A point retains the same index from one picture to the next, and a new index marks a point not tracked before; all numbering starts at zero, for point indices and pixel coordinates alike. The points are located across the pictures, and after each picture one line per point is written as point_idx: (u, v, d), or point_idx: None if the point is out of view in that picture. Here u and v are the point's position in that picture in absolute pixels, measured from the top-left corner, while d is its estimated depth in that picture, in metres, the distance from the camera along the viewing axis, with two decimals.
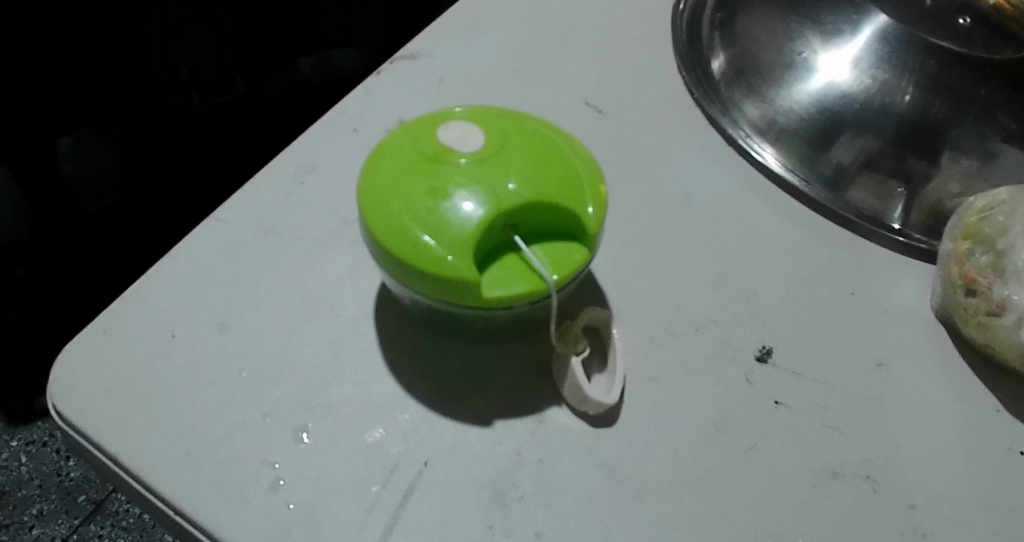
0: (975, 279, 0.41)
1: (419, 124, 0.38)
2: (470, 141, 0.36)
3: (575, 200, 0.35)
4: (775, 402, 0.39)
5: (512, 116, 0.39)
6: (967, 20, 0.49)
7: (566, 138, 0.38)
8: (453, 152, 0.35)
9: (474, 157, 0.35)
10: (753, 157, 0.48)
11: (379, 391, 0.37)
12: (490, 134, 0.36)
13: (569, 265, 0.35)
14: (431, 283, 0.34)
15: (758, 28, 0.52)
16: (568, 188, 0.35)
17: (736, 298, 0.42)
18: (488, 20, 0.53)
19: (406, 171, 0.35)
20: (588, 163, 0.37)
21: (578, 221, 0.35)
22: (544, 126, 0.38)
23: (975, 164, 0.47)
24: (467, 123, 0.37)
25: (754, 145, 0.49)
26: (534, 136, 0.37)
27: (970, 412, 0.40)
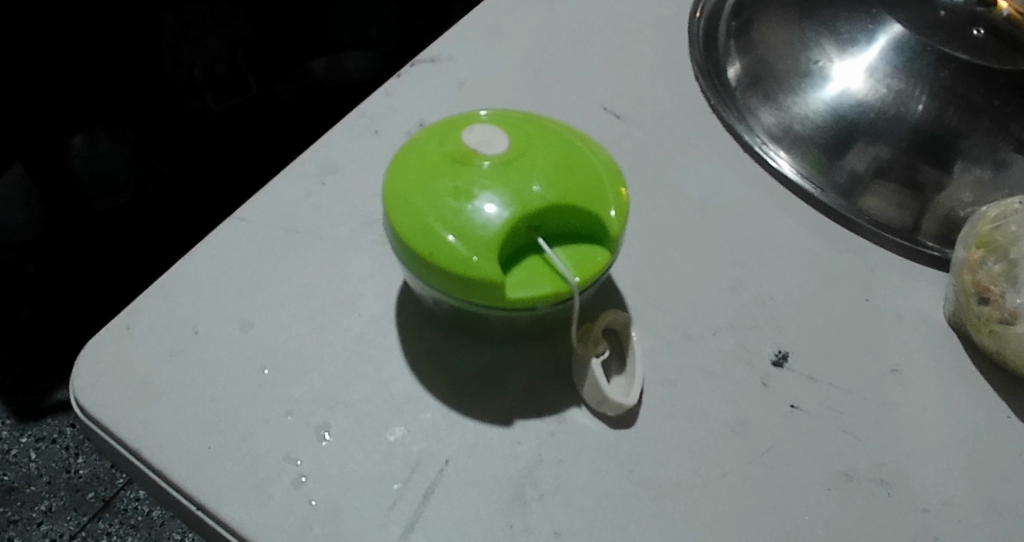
0: (987, 287, 0.41)
1: (443, 126, 0.38)
2: (494, 144, 0.36)
3: (598, 202, 0.36)
4: (791, 406, 0.39)
5: (535, 120, 0.39)
6: (981, 31, 0.49)
7: (588, 143, 0.39)
8: (477, 154, 0.36)
9: (498, 159, 0.36)
10: (768, 164, 0.49)
11: (400, 390, 0.38)
12: (513, 137, 0.37)
13: (591, 267, 0.35)
14: (456, 283, 0.34)
15: (773, 36, 0.52)
16: (592, 192, 0.36)
17: (752, 303, 0.42)
18: (508, 25, 0.54)
19: (432, 172, 0.35)
20: (610, 166, 0.38)
21: (600, 224, 0.36)
22: (567, 130, 0.39)
23: (987, 174, 0.47)
24: (491, 126, 0.38)
25: (769, 151, 0.50)
26: (557, 140, 0.38)
27: (983, 419, 0.41)
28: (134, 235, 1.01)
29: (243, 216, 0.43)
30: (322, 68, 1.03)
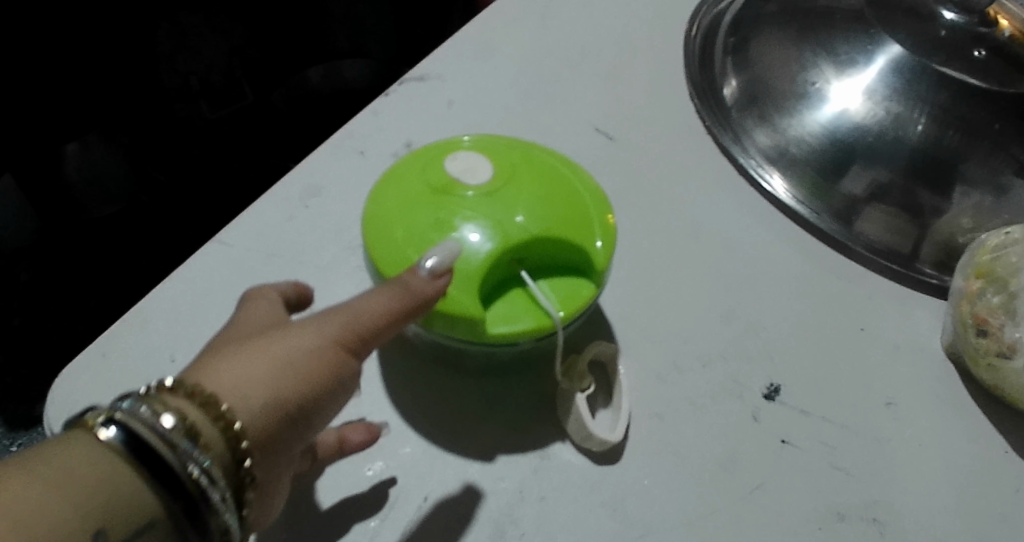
0: (986, 319, 0.40)
1: (427, 154, 0.38)
2: (478, 173, 0.36)
3: (583, 233, 0.35)
4: (782, 441, 0.38)
5: (521, 147, 0.38)
6: (982, 52, 0.48)
7: (576, 170, 0.38)
8: (460, 185, 0.35)
9: (481, 189, 0.35)
10: (762, 187, 0.49)
11: (380, 423, 0.37)
12: (498, 165, 0.36)
13: (576, 301, 0.34)
14: (437, 320, 0.33)
15: (770, 54, 0.51)
16: (577, 223, 0.35)
17: (744, 333, 0.41)
18: (498, 42, 0.53)
19: (414, 204, 0.35)
20: (598, 195, 0.37)
21: (586, 256, 0.35)
22: (554, 156, 0.38)
23: (987, 199, 0.46)
24: (476, 154, 0.37)
25: (763, 173, 0.49)
26: (543, 168, 0.37)
27: (980, 453, 0.40)
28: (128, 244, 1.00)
29: (225, 239, 0.42)
30: (320, 76, 1.02)
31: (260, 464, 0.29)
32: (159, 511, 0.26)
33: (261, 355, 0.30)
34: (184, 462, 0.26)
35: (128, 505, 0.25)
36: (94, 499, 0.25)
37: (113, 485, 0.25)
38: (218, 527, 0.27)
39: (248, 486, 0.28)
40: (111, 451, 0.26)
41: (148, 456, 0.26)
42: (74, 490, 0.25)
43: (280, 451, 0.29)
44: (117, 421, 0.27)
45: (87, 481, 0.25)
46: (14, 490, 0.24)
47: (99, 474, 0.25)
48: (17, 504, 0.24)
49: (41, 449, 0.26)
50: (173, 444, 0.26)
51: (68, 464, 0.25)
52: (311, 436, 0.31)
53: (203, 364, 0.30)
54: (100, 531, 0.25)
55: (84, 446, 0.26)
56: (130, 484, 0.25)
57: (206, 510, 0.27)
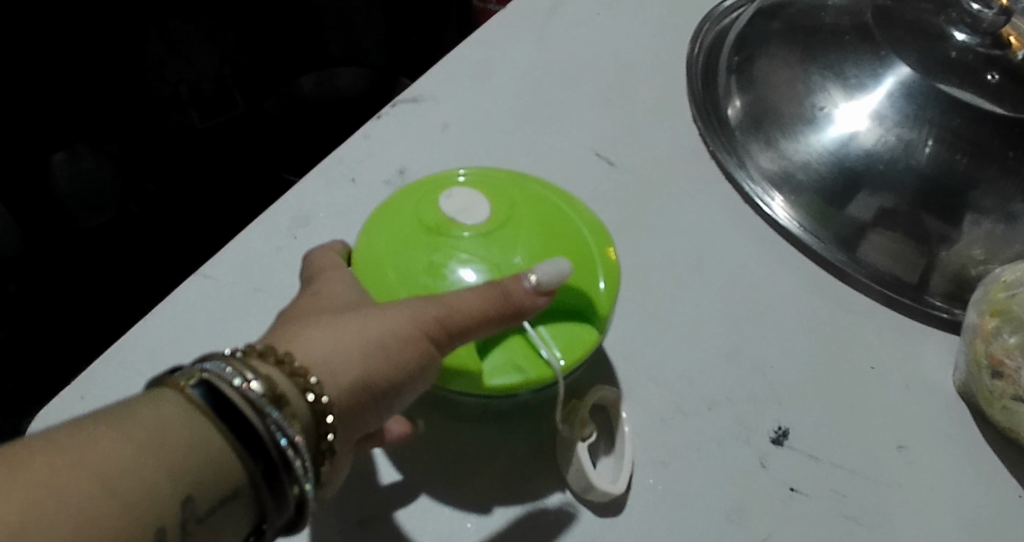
0: (1001, 360, 0.38)
1: (422, 189, 0.37)
2: (475, 212, 0.35)
3: (582, 275, 0.35)
4: (790, 489, 0.37)
5: (520, 182, 0.38)
6: (995, 76, 0.46)
7: (575, 203, 0.38)
8: (456, 225, 0.35)
9: (478, 230, 0.35)
10: (763, 210, 0.47)
11: (370, 472, 0.35)
12: (495, 205, 0.36)
13: (579, 349, 0.33)
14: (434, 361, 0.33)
15: (775, 75, 0.50)
16: (577, 265, 0.35)
17: (751, 374, 0.40)
18: (495, 62, 0.51)
19: (409, 246, 0.35)
20: (598, 232, 0.37)
21: (588, 300, 0.34)
22: (553, 190, 0.38)
23: (998, 228, 0.44)
24: (472, 190, 0.36)
25: (764, 197, 0.47)
26: (542, 206, 0.37)
27: (996, 499, 0.38)
28: (99, 259, 0.91)
29: (210, 271, 0.41)
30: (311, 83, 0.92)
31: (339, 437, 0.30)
32: (243, 479, 0.27)
33: (351, 333, 0.31)
34: (275, 429, 0.28)
35: (214, 474, 0.27)
36: (183, 468, 0.26)
37: (200, 456, 0.27)
38: (296, 496, 0.28)
39: (326, 458, 0.30)
40: (205, 416, 0.27)
41: (240, 424, 0.27)
42: (166, 455, 0.26)
43: (358, 424, 0.31)
44: (213, 383, 0.28)
45: (176, 451, 0.26)
46: (110, 454, 0.25)
47: (189, 445, 0.27)
48: (113, 468, 0.25)
49: (140, 404, 0.27)
50: (263, 413, 0.28)
51: (160, 430, 0.26)
52: (386, 416, 0.32)
53: (300, 333, 0.31)
54: (189, 498, 0.26)
55: (176, 412, 0.27)
56: (218, 454, 0.27)
57: (288, 478, 0.28)
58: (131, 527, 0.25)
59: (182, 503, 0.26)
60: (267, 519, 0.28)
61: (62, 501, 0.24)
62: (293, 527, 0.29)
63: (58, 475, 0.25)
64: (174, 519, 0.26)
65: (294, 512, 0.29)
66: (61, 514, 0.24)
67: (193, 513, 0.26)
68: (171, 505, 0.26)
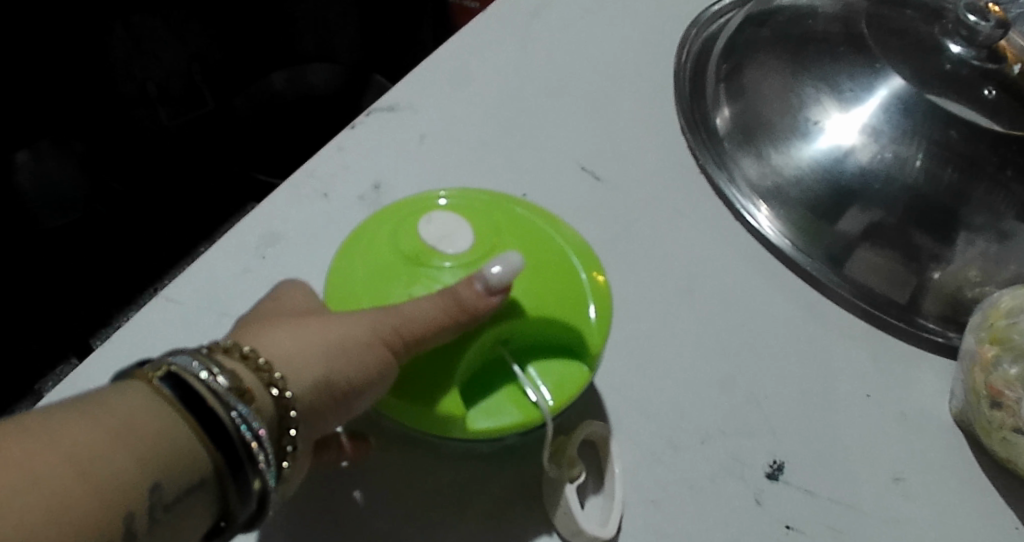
0: (1001, 391, 0.37)
1: (398, 212, 0.36)
2: (458, 240, 0.34)
3: (571, 312, 0.34)
4: (786, 527, 0.35)
5: (507, 207, 0.36)
6: (992, 91, 0.45)
7: (560, 226, 0.36)
8: (436, 254, 0.34)
9: (459, 260, 0.33)
10: (747, 221, 0.45)
11: (343, 514, 0.33)
12: (479, 233, 0.34)
13: (568, 389, 0.33)
14: (403, 396, 0.32)
15: (765, 84, 0.48)
16: (567, 302, 0.34)
17: (744, 404, 0.38)
18: (476, 68, 0.49)
19: (386, 276, 0.33)
20: (587, 258, 0.36)
21: (577, 336, 0.33)
22: (538, 210, 0.37)
23: (992, 246, 0.43)
24: (454, 215, 0.35)
25: (750, 207, 0.46)
26: (527, 231, 0.35)
27: (995, 532, 0.37)
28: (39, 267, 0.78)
29: (173, 294, 0.38)
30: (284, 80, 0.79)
31: (303, 436, 0.29)
32: (209, 470, 0.26)
33: (314, 331, 0.30)
34: (238, 420, 0.26)
35: (183, 461, 0.25)
36: (151, 452, 0.24)
37: (169, 442, 0.25)
38: (260, 490, 0.27)
39: (289, 455, 0.28)
40: (169, 404, 0.26)
41: (203, 415, 0.26)
42: (136, 441, 0.24)
43: (320, 423, 0.30)
44: (174, 374, 0.26)
45: (146, 435, 0.25)
46: (76, 436, 0.24)
47: (158, 428, 0.25)
48: (81, 448, 0.23)
49: (102, 394, 0.26)
50: (226, 405, 0.26)
51: (127, 415, 0.25)
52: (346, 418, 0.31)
53: (257, 331, 0.30)
54: (157, 484, 0.24)
55: (141, 399, 0.26)
56: (188, 441, 0.25)
57: (253, 471, 0.26)
58: (100, 513, 0.23)
59: (150, 489, 0.24)
60: (230, 513, 0.27)
61: (28, 481, 0.22)
62: (254, 523, 0.28)
63: (21, 456, 0.23)
64: (142, 505, 0.24)
65: (256, 506, 0.27)
66: (28, 496, 0.22)
67: (160, 501, 0.24)
68: (138, 493, 0.24)
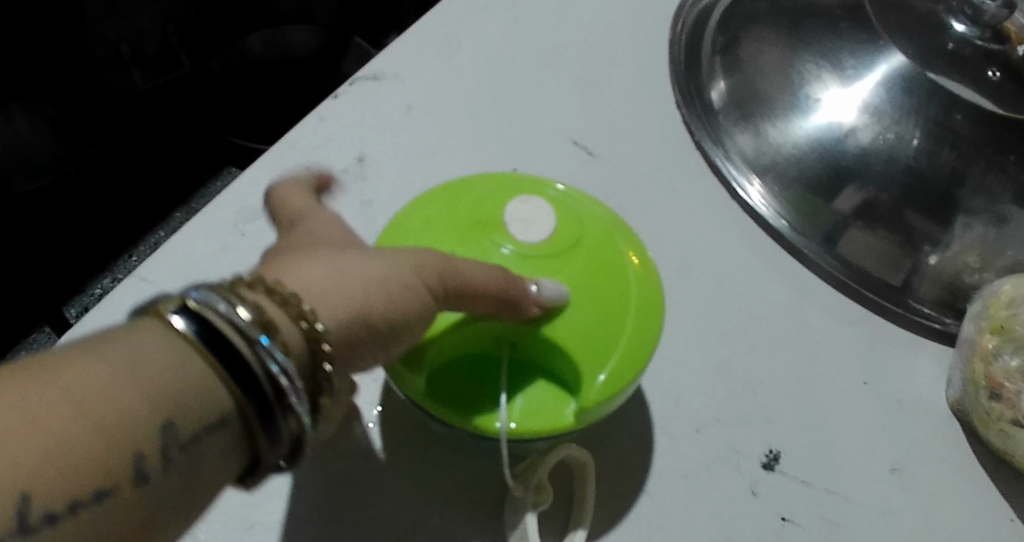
0: (1001, 383, 0.37)
1: (507, 180, 0.34)
2: (532, 230, 0.32)
3: (591, 362, 0.30)
4: (782, 518, 0.34)
5: (599, 213, 0.34)
6: (995, 72, 0.44)
7: (647, 264, 0.33)
8: (504, 230, 0.32)
9: (520, 250, 0.32)
10: (739, 195, 0.43)
11: (328, 503, 0.32)
12: (557, 232, 0.32)
13: (541, 422, 0.30)
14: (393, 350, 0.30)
15: (764, 57, 0.46)
16: (597, 342, 0.31)
17: (740, 391, 0.37)
18: (463, 32, 0.46)
19: (449, 225, 0.32)
20: (650, 299, 0.32)
21: (581, 383, 0.30)
22: (633, 239, 0.33)
23: (989, 231, 0.42)
24: (551, 209, 0.33)
25: (742, 181, 0.44)
26: (607, 255, 0.32)
27: (987, 521, 0.37)
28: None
29: (146, 273, 0.36)
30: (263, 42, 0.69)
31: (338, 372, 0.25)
32: (230, 408, 0.22)
33: (346, 262, 0.26)
34: (261, 357, 0.22)
35: (201, 397, 0.22)
36: (158, 387, 0.21)
37: (178, 376, 0.22)
38: (291, 431, 0.23)
39: (326, 390, 0.24)
40: (184, 338, 0.22)
41: (223, 349, 0.22)
42: (144, 376, 0.21)
43: (355, 358, 0.25)
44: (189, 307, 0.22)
45: (152, 368, 0.21)
46: (74, 368, 0.20)
47: (169, 361, 0.22)
48: (81, 384, 0.20)
49: (103, 334, 0.22)
50: (244, 338, 0.22)
51: (132, 347, 0.21)
52: (383, 354, 0.27)
53: (286, 258, 0.26)
54: (169, 422, 0.21)
55: (151, 331, 0.22)
56: (201, 376, 0.22)
57: (281, 412, 0.23)
58: (104, 455, 0.20)
59: (161, 428, 0.21)
60: (261, 454, 0.23)
61: (21, 420, 0.19)
62: (290, 466, 0.24)
63: (14, 390, 0.20)
64: (153, 446, 0.21)
65: (291, 449, 0.24)
66: (23, 431, 0.19)
67: (173, 441, 0.21)
68: (149, 431, 0.21)
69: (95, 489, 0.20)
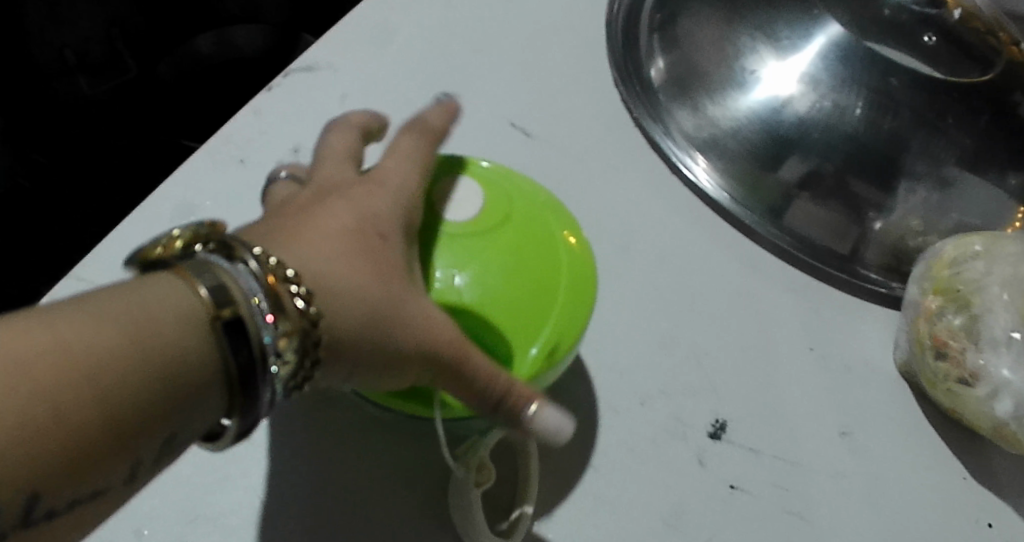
0: (945, 341, 0.37)
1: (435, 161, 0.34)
2: (461, 209, 0.32)
3: (523, 335, 0.30)
4: (731, 487, 0.34)
5: (533, 192, 0.34)
6: (932, 37, 0.47)
7: (579, 238, 0.33)
8: (434, 212, 0.31)
9: (452, 230, 0.31)
10: (683, 173, 0.43)
11: (272, 495, 0.31)
12: (486, 210, 0.32)
13: None
14: None
15: (700, 32, 0.45)
16: (531, 318, 0.30)
17: (684, 363, 0.37)
18: (397, 20, 0.45)
19: None
20: (581, 270, 0.32)
21: (512, 356, 0.30)
22: (564, 215, 0.33)
23: (933, 194, 0.42)
24: (477, 187, 0.32)
25: (685, 158, 0.44)
26: (536, 230, 0.32)
27: (938, 479, 0.37)
28: None
29: (83, 273, 0.35)
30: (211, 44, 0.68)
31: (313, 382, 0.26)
32: (222, 384, 0.22)
33: (379, 263, 0.26)
34: (260, 327, 0.22)
35: (208, 406, 0.22)
36: (176, 394, 0.21)
37: (189, 368, 0.21)
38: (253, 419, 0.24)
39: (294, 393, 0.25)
40: (212, 327, 0.22)
41: (237, 341, 0.22)
42: (172, 386, 0.21)
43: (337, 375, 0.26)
44: (215, 264, 0.23)
45: (166, 350, 0.21)
46: (98, 352, 0.19)
47: (197, 371, 0.21)
48: (119, 385, 0.20)
49: (142, 291, 0.21)
50: (250, 306, 0.22)
51: (149, 321, 0.21)
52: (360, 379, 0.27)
53: (309, 217, 0.27)
54: (171, 410, 0.21)
55: (170, 292, 0.22)
56: (213, 370, 0.22)
57: (253, 418, 0.23)
58: (114, 457, 0.20)
59: (167, 434, 0.21)
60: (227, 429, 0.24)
61: (53, 414, 0.18)
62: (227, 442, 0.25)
63: (32, 362, 0.19)
64: (154, 448, 0.21)
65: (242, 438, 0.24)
66: (40, 422, 0.18)
67: (169, 441, 0.21)
68: (156, 437, 0.21)
69: (95, 486, 0.20)
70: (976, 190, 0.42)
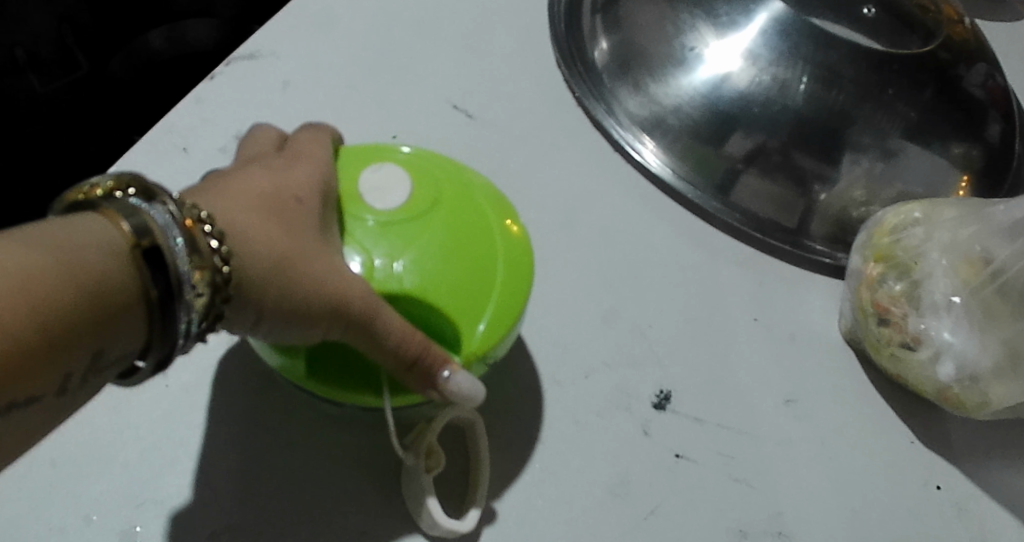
0: (887, 308, 0.37)
1: (358, 152, 0.33)
2: (389, 198, 0.31)
3: (469, 312, 0.30)
4: (676, 456, 0.35)
5: (462, 173, 0.34)
6: (871, 9, 0.49)
7: (511, 213, 0.33)
8: (364, 203, 0.31)
9: (384, 218, 0.31)
10: (630, 155, 0.43)
11: (218, 477, 0.31)
12: (415, 194, 0.32)
13: None
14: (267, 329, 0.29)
15: (642, 13, 0.45)
16: (474, 294, 0.31)
17: (628, 337, 0.37)
18: (338, 7, 0.45)
19: None
20: (516, 242, 0.32)
21: (460, 335, 0.30)
22: (491, 192, 0.34)
23: (877, 165, 0.42)
24: (403, 172, 0.32)
25: (632, 141, 0.44)
26: (469, 209, 0.32)
27: (884, 442, 0.37)
28: None
29: None
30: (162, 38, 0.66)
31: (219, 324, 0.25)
32: (141, 308, 0.22)
33: (291, 222, 0.27)
34: (174, 254, 0.23)
35: (133, 330, 0.22)
36: (105, 314, 0.21)
37: (117, 291, 0.21)
38: (166, 351, 0.24)
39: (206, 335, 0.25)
40: (130, 255, 0.22)
41: (153, 271, 0.22)
42: (101, 306, 0.21)
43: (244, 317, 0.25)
44: (135, 204, 0.23)
45: (89, 262, 0.21)
46: (29, 268, 0.19)
47: (124, 294, 0.21)
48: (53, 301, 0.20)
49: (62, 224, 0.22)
50: (168, 242, 0.22)
51: (75, 245, 0.21)
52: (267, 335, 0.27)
53: (225, 179, 0.27)
54: (97, 323, 0.21)
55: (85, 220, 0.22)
56: (138, 295, 0.22)
57: (166, 349, 0.23)
58: (44, 371, 0.20)
59: (94, 353, 0.21)
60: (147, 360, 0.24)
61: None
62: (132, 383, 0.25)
63: None
64: (80, 367, 0.21)
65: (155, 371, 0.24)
66: None
67: (96, 360, 0.21)
68: (83, 357, 0.21)
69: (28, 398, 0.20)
70: (920, 159, 0.43)
